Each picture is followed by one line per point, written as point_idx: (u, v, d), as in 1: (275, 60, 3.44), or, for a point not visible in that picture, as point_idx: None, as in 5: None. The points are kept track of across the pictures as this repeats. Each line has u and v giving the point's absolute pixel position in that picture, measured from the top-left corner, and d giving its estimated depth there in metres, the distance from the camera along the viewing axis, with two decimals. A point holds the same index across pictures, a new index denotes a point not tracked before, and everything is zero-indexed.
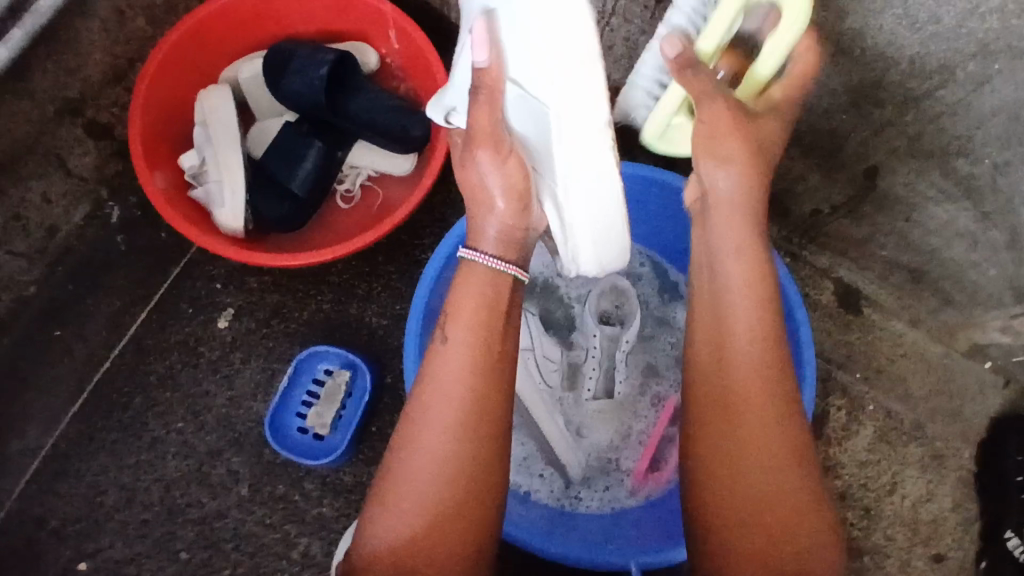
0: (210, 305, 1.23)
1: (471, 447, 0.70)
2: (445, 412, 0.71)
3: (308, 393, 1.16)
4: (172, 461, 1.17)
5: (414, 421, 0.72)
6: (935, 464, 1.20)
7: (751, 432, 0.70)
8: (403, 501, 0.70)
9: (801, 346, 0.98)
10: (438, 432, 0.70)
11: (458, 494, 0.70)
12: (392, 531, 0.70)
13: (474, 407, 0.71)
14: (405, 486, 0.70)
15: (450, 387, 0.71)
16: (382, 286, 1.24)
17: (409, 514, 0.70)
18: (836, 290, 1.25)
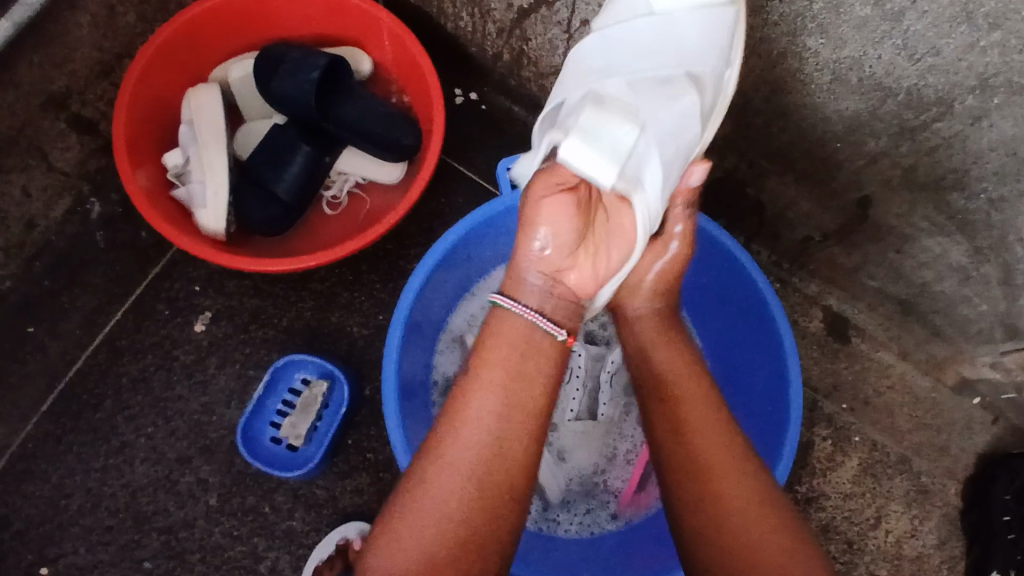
0: (188, 307, 1.20)
1: (491, 493, 0.70)
2: (468, 453, 0.70)
3: (284, 402, 1.14)
4: (140, 467, 1.14)
5: (433, 457, 0.71)
6: (920, 499, 1.18)
7: (708, 464, 0.75)
8: (412, 532, 0.69)
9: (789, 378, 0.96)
10: (459, 469, 0.70)
11: (468, 537, 0.69)
12: (395, 564, 0.68)
13: (500, 453, 0.71)
14: (417, 517, 0.69)
15: (478, 429, 0.71)
16: (365, 295, 1.22)
17: (417, 552, 0.68)
18: (825, 319, 1.23)
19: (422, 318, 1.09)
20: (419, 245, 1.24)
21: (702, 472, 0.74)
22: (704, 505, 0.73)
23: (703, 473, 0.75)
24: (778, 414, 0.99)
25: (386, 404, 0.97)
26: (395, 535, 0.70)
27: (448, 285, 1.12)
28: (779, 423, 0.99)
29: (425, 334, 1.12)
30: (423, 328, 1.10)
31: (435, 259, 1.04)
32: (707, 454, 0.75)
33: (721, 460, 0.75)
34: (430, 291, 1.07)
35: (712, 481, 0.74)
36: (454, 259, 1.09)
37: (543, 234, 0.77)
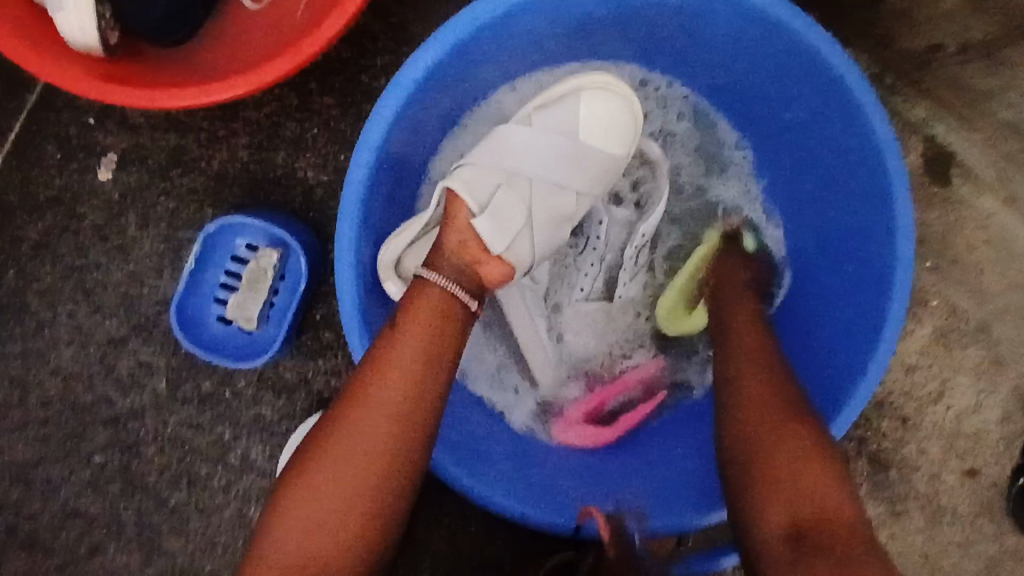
0: (85, 148, 0.93)
1: (399, 448, 0.62)
2: (385, 401, 0.63)
3: (228, 275, 0.91)
4: (67, 350, 0.95)
5: (349, 406, 0.63)
6: (991, 370, 1.00)
7: (753, 386, 0.65)
8: (314, 489, 0.61)
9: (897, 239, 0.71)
10: (372, 419, 0.62)
11: (369, 499, 0.61)
12: (306, 519, 0.60)
13: (414, 410, 0.64)
14: (323, 473, 0.61)
15: (400, 378, 0.64)
16: (320, 126, 0.93)
17: (326, 498, 0.61)
18: (923, 154, 0.97)
19: (395, 171, 0.78)
20: (387, 55, 0.93)
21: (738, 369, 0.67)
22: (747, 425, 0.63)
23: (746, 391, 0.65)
24: (870, 293, 0.75)
25: (343, 305, 0.71)
26: (293, 495, 0.61)
27: (429, 121, 0.81)
28: (868, 318, 0.75)
29: (400, 190, 0.82)
30: (398, 183, 0.80)
31: (406, 90, 0.71)
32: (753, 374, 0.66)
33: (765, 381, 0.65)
34: (404, 134, 0.76)
35: (750, 397, 0.64)
36: (436, 86, 0.76)
37: (459, 224, 0.72)
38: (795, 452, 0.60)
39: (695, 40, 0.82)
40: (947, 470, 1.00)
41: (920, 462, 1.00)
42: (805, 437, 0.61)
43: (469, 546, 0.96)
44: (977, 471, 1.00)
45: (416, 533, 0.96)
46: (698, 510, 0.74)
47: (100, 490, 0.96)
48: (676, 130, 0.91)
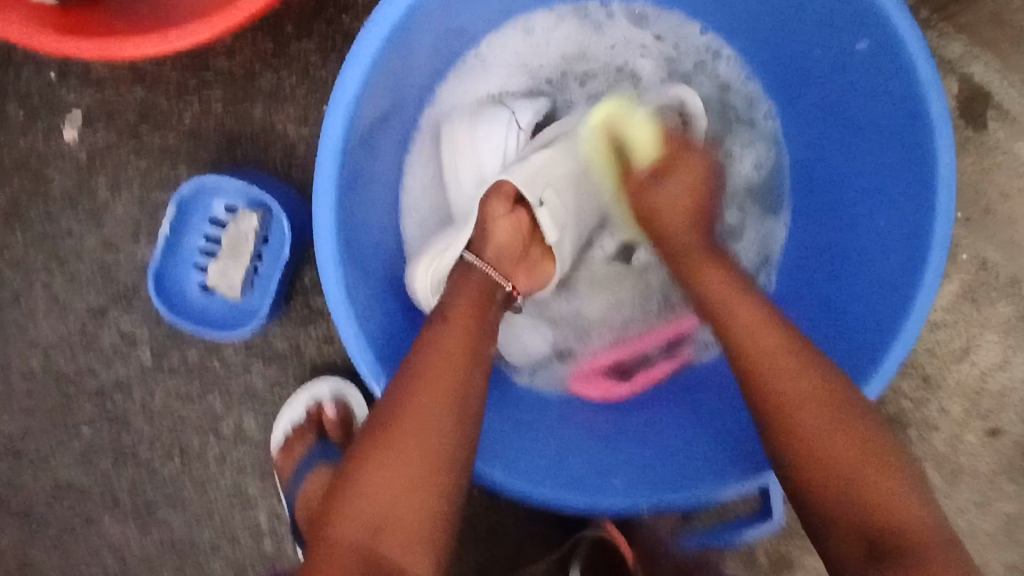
0: (47, 105, 0.87)
1: (464, 420, 0.59)
2: (441, 370, 0.59)
3: (206, 240, 0.86)
4: (46, 320, 0.90)
5: (407, 383, 0.59)
6: (1021, 327, 0.94)
7: (807, 418, 0.57)
8: (387, 466, 0.55)
9: (939, 188, 0.63)
10: (434, 390, 0.58)
11: (445, 474, 0.56)
12: (380, 491, 0.54)
13: (472, 384, 0.61)
14: (392, 450, 0.55)
15: (448, 349, 0.61)
16: (298, 74, 0.86)
17: (402, 466, 0.54)
18: (958, 95, 0.90)
19: (378, 122, 0.71)
20: None
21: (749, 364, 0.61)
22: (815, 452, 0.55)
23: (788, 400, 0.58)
24: (905, 253, 0.67)
25: (324, 273, 0.64)
26: (364, 478, 0.54)
27: (413, 65, 0.73)
28: (899, 280, 0.68)
29: (385, 142, 0.74)
30: (382, 135, 0.73)
31: (386, 29, 0.64)
32: (793, 387, 0.58)
33: (816, 397, 0.57)
34: (385, 83, 0.69)
35: (775, 380, 0.59)
36: (422, 24, 0.69)
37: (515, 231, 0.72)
38: (852, 460, 0.54)
39: None
40: (969, 430, 0.95)
41: (941, 422, 0.95)
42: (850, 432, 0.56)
43: (472, 514, 0.93)
44: (1002, 430, 0.96)
45: None
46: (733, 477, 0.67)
47: (91, 463, 0.92)
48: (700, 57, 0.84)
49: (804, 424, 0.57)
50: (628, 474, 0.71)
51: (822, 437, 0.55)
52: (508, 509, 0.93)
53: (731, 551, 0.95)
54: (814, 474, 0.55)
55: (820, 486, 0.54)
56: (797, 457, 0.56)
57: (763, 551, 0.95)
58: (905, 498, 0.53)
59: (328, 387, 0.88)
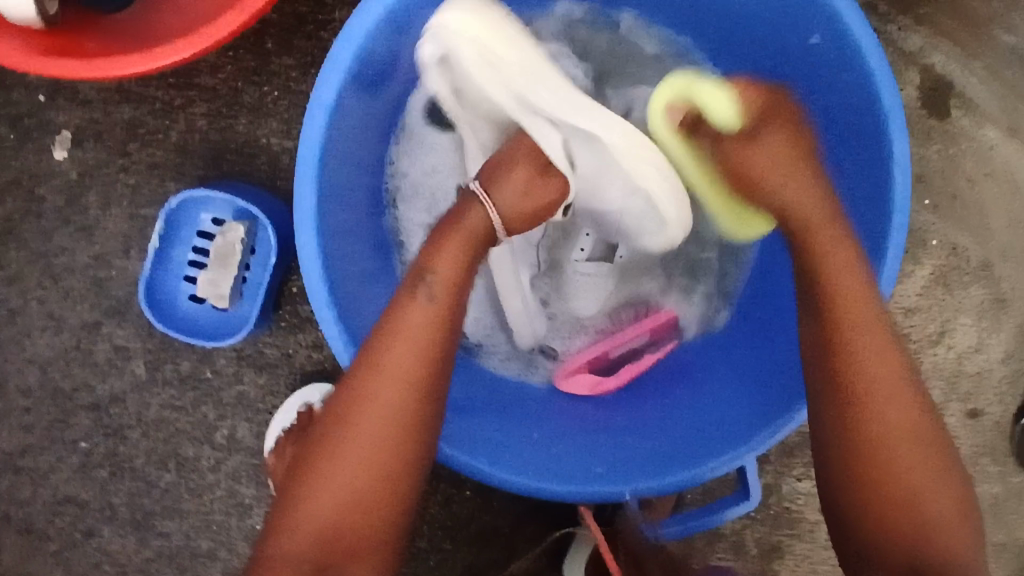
0: (37, 127, 0.90)
1: (419, 419, 0.59)
2: (401, 375, 0.59)
3: (195, 251, 0.88)
4: (41, 337, 0.92)
5: (365, 384, 0.59)
6: (994, 309, 0.96)
7: (886, 408, 0.59)
8: (334, 473, 0.58)
9: (895, 171, 0.65)
10: (390, 396, 0.59)
11: (396, 478, 0.58)
12: (329, 502, 0.57)
13: (432, 381, 0.60)
14: (341, 456, 0.58)
15: (409, 349, 0.60)
16: (280, 88, 0.88)
17: (351, 481, 0.57)
18: (920, 86, 0.92)
19: (358, 128, 0.74)
20: (346, 9, 0.88)
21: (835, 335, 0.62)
22: (874, 457, 0.59)
23: (876, 407, 0.60)
24: (868, 236, 0.69)
25: (307, 273, 0.66)
26: (314, 483, 0.58)
27: (391, 72, 0.76)
28: None
29: (365, 147, 0.77)
30: (362, 140, 0.76)
31: (360, 38, 0.66)
32: (885, 408, 0.60)
33: (908, 426, 0.60)
34: (363, 89, 0.71)
35: (866, 384, 0.60)
36: (398, 33, 0.72)
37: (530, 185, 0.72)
38: (920, 481, 0.59)
39: None
40: (949, 413, 0.97)
41: None
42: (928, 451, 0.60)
43: (463, 513, 0.94)
44: (981, 412, 0.98)
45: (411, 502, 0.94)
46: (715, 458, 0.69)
47: (89, 477, 0.94)
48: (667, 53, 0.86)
49: (875, 425, 0.59)
50: (609, 461, 0.73)
51: (894, 451, 0.59)
52: (499, 506, 0.95)
53: (720, 540, 0.97)
54: (871, 496, 0.59)
55: (911, 521, 0.58)
56: (865, 473, 0.59)
57: (752, 540, 0.96)
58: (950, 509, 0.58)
59: (319, 393, 0.90)
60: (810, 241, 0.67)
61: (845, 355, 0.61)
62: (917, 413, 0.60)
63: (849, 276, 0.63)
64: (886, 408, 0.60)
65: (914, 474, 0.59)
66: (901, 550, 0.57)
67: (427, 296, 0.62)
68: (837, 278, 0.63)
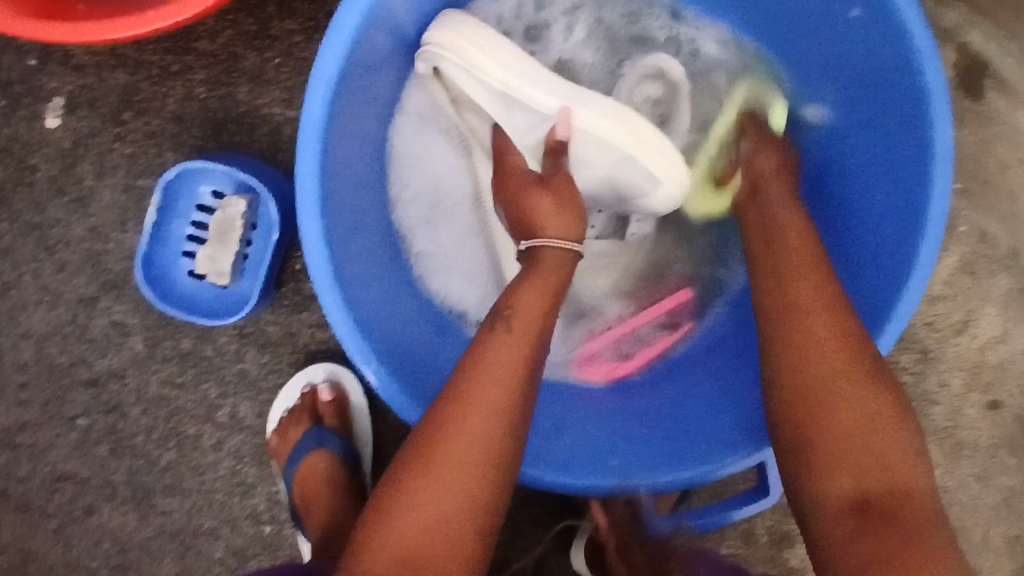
0: (28, 92, 0.86)
1: (513, 452, 0.56)
2: (497, 396, 0.56)
3: (194, 226, 0.85)
4: (37, 311, 0.90)
5: (458, 403, 0.56)
6: (1021, 299, 0.93)
7: (836, 383, 0.56)
8: (430, 494, 0.53)
9: (936, 157, 0.62)
10: (485, 414, 0.56)
11: (489, 511, 0.54)
12: (419, 527, 0.52)
13: (523, 405, 0.58)
14: (434, 478, 0.53)
15: (503, 372, 0.58)
16: (282, 54, 0.84)
17: (447, 500, 0.53)
18: (956, 64, 0.88)
19: (364, 100, 0.70)
20: None
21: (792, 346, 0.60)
22: (809, 393, 0.57)
23: (806, 347, 0.59)
24: (900, 225, 0.66)
25: (311, 256, 0.63)
26: (400, 509, 0.52)
27: (398, 40, 0.71)
28: (895, 252, 0.66)
29: (371, 121, 0.73)
30: (368, 113, 0.72)
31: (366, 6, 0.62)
32: (825, 333, 0.59)
33: (865, 411, 0.55)
34: (370, 58, 0.67)
35: (825, 373, 0.57)
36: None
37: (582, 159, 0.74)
38: (857, 428, 0.54)
39: None
40: (969, 404, 0.95)
41: (940, 396, 0.94)
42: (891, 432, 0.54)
43: None
44: (1002, 403, 0.95)
45: None
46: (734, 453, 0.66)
47: (87, 454, 0.92)
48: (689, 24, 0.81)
49: (811, 369, 0.58)
50: (623, 453, 0.71)
51: (832, 393, 0.56)
52: None
53: (730, 528, 0.95)
54: (833, 481, 0.54)
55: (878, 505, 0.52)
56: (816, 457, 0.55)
57: (762, 529, 0.95)
58: (909, 466, 0.53)
59: (322, 372, 0.88)
60: (766, 210, 0.71)
61: (790, 299, 0.63)
62: (879, 387, 0.56)
63: (812, 284, 0.62)
64: (819, 351, 0.58)
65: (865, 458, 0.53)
66: (840, 481, 0.54)
67: (521, 328, 0.61)
68: (796, 242, 0.66)
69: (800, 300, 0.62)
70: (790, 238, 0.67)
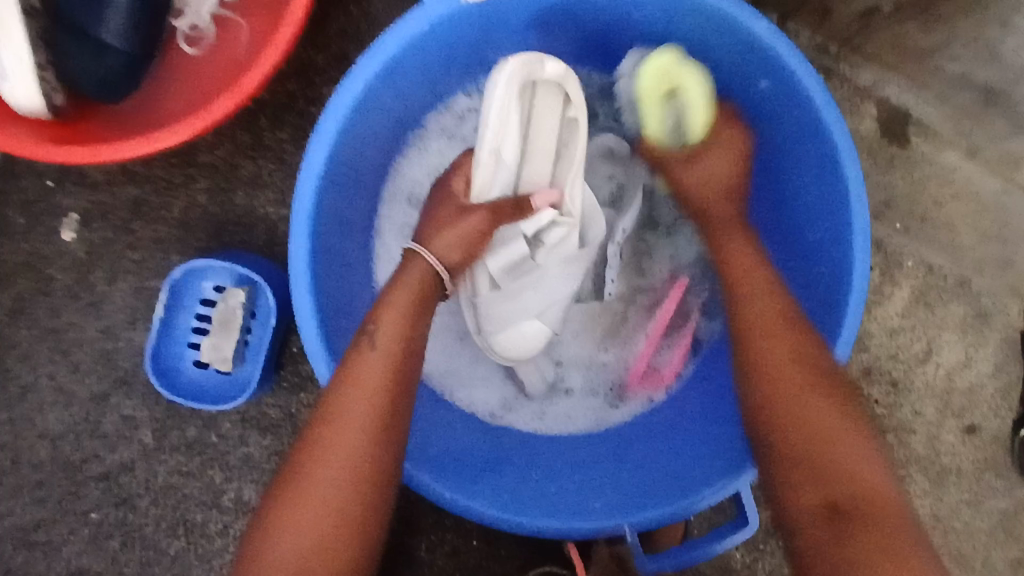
0: (46, 211, 0.95)
1: (384, 457, 0.63)
2: (366, 412, 0.64)
3: (198, 318, 0.91)
4: (51, 411, 0.95)
5: (328, 423, 0.63)
6: (977, 324, 0.98)
7: (798, 391, 0.65)
8: (301, 510, 0.61)
9: (852, 201, 0.69)
10: (350, 430, 0.63)
11: (358, 518, 0.61)
12: (293, 538, 0.60)
13: (390, 408, 0.65)
14: (304, 503, 0.61)
15: (370, 387, 0.64)
16: (275, 161, 0.94)
17: (317, 511, 0.60)
18: (879, 116, 0.97)
19: (349, 190, 0.78)
20: (332, 84, 0.94)
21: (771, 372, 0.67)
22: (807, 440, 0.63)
23: (794, 406, 0.65)
24: (832, 262, 0.73)
25: (305, 332, 0.70)
26: (280, 524, 0.60)
27: (378, 136, 0.81)
28: (834, 284, 0.73)
29: (357, 211, 0.82)
30: (354, 202, 0.80)
31: (342, 116, 0.71)
32: (795, 387, 0.66)
33: (832, 429, 0.63)
34: (352, 153, 0.76)
35: (780, 368, 0.67)
36: (382, 100, 0.77)
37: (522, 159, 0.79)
38: (846, 454, 0.62)
39: (648, 37, 0.81)
40: (945, 431, 0.98)
41: (916, 424, 0.98)
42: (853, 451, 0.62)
43: (472, 562, 0.95)
44: (977, 427, 0.99)
45: (420, 551, 0.95)
46: (710, 486, 0.71)
47: (99, 548, 0.95)
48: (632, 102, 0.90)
49: (809, 446, 0.63)
50: (608, 496, 0.74)
51: (810, 424, 0.63)
52: (507, 552, 0.95)
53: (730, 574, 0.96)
54: (816, 507, 0.60)
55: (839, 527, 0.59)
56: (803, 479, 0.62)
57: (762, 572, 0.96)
58: (879, 492, 0.60)
59: None
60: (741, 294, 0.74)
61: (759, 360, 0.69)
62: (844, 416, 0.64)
63: (788, 348, 0.68)
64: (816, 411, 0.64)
65: (837, 485, 0.60)
66: (820, 486, 0.61)
67: (382, 342, 0.67)
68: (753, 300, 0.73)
69: (764, 366, 0.69)
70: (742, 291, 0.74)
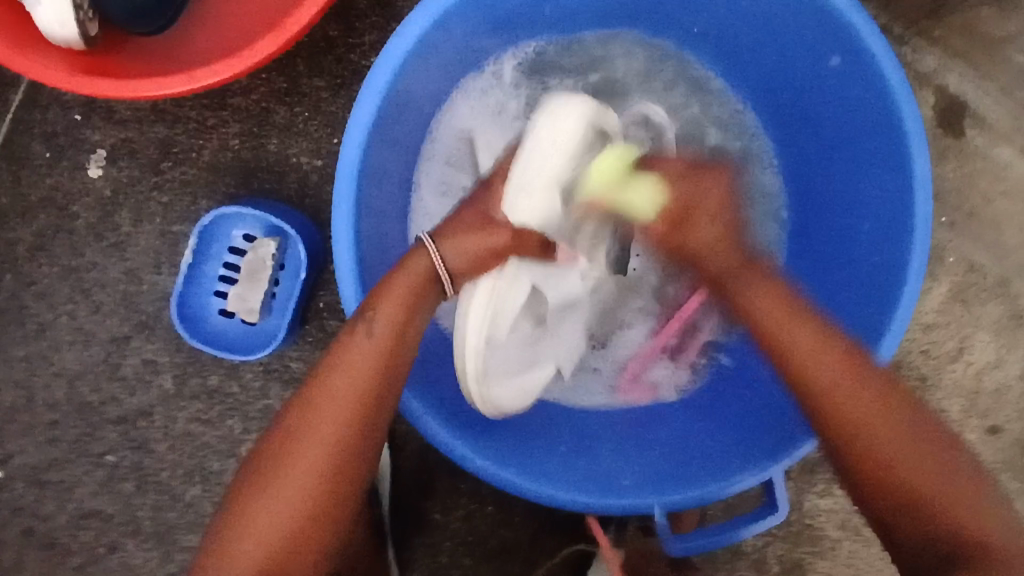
0: (72, 144, 0.92)
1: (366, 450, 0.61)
2: (352, 404, 0.61)
3: (225, 266, 0.89)
4: (70, 350, 0.94)
5: (309, 411, 0.60)
6: (1012, 325, 0.97)
7: (837, 391, 0.61)
8: (275, 497, 0.58)
9: (916, 189, 0.67)
10: (334, 421, 0.60)
11: (334, 510, 0.59)
12: (263, 524, 0.58)
13: (377, 401, 0.62)
14: (277, 492, 0.58)
15: (363, 381, 0.61)
16: (312, 108, 0.91)
17: (288, 500, 0.58)
18: (936, 105, 0.94)
19: (393, 145, 0.76)
20: (376, 31, 0.90)
21: (803, 370, 0.62)
22: (914, 494, 0.57)
23: (849, 406, 0.60)
24: (886, 251, 0.71)
25: (344, 288, 0.68)
26: (251, 510, 0.58)
27: (426, 92, 0.78)
28: (887, 272, 0.71)
29: (399, 166, 0.79)
30: (397, 158, 0.78)
31: (393, 68, 0.69)
32: (837, 386, 0.61)
33: (894, 430, 0.59)
34: (401, 107, 0.74)
35: (814, 362, 0.62)
36: (434, 53, 0.74)
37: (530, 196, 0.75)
38: (912, 452, 0.58)
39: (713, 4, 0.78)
40: (969, 430, 0.98)
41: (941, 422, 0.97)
42: (922, 449, 0.58)
43: (486, 528, 0.95)
44: (1002, 428, 0.98)
45: (434, 514, 0.95)
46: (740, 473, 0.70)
47: (113, 490, 0.95)
48: (688, 68, 0.87)
49: (871, 444, 0.59)
50: (634, 474, 0.74)
51: (874, 430, 0.59)
52: (520, 522, 0.95)
53: (741, 557, 0.96)
54: (894, 503, 0.57)
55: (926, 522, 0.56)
56: (870, 481, 0.58)
57: (774, 558, 0.96)
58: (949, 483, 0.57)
59: None
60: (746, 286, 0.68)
61: (789, 358, 0.63)
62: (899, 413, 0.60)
63: (814, 346, 0.63)
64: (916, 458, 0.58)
65: (909, 486, 0.57)
66: (901, 504, 0.57)
67: (381, 332, 0.63)
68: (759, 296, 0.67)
69: (789, 353, 0.64)
70: (789, 333, 0.64)
